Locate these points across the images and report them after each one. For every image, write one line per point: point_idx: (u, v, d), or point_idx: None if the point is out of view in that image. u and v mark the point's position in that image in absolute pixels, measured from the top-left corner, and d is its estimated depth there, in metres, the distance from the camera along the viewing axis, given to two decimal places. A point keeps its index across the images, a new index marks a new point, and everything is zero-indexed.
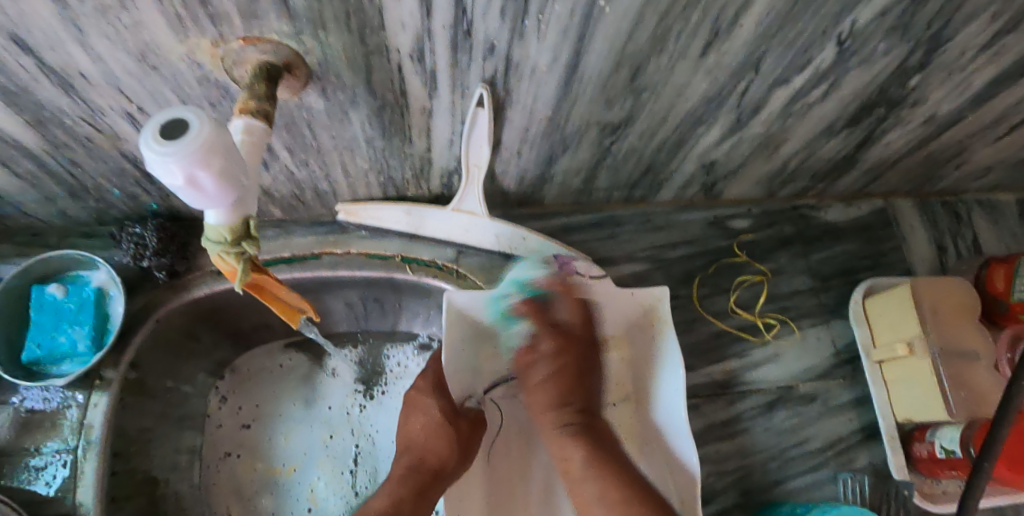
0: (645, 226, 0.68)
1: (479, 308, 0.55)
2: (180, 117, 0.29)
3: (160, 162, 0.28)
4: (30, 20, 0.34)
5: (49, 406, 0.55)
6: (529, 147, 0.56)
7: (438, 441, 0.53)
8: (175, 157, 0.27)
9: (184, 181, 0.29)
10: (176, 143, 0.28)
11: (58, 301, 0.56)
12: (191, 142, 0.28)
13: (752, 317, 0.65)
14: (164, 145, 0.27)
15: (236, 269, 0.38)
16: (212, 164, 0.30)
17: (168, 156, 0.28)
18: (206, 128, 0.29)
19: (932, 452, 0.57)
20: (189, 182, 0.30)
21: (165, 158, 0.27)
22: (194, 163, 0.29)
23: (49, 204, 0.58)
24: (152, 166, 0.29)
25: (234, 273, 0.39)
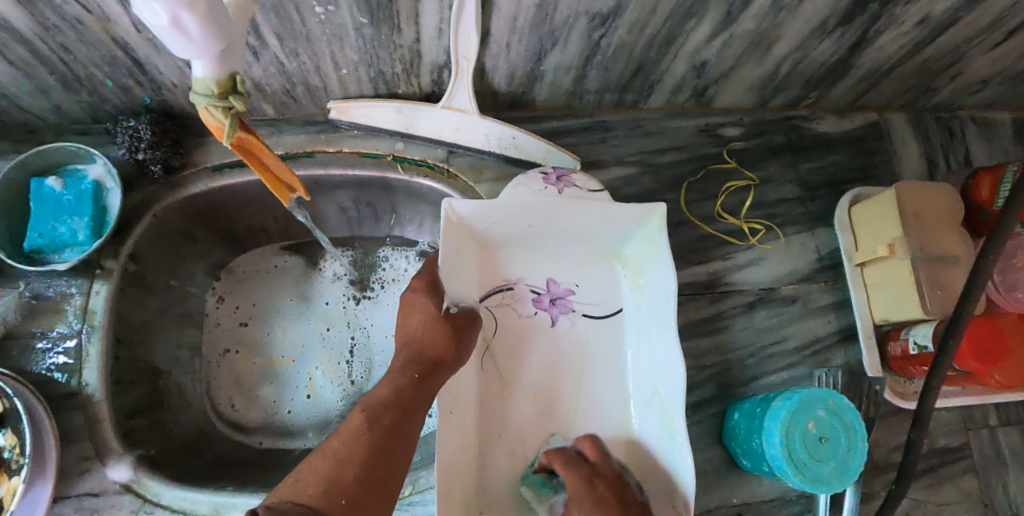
0: (635, 131, 0.67)
1: (475, 214, 0.58)
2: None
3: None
4: None
5: (53, 293, 0.57)
6: (519, 40, 0.56)
7: (438, 336, 0.52)
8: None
9: (169, 21, 0.30)
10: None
11: (56, 194, 0.58)
12: None
13: (737, 223, 0.66)
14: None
15: (224, 125, 0.38)
16: (196, 7, 0.30)
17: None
18: None
19: (905, 350, 0.59)
20: (173, 24, 0.30)
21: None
22: (177, 4, 0.29)
23: (44, 97, 0.59)
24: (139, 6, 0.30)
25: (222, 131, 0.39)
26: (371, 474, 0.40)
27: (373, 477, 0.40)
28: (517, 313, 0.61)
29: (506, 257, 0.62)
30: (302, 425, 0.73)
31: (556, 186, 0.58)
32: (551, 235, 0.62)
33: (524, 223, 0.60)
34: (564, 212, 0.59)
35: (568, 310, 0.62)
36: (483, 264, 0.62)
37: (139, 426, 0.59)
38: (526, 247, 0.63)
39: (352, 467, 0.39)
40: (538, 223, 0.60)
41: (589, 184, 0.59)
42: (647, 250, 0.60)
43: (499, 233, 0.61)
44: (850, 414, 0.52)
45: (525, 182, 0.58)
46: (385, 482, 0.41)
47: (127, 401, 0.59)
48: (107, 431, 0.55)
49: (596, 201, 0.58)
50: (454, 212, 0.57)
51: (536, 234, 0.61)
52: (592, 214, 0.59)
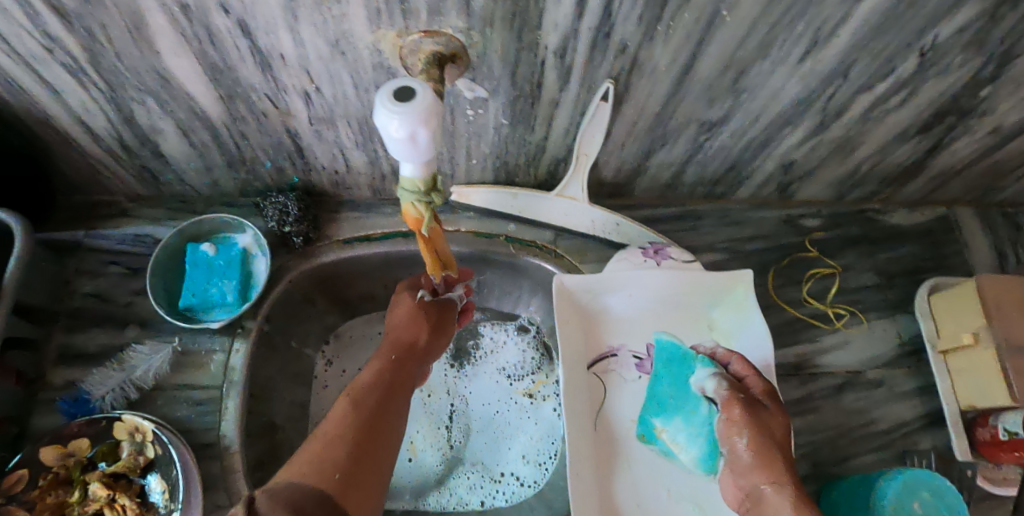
0: (723, 221, 0.73)
1: (584, 289, 0.63)
2: (409, 86, 0.39)
3: (390, 116, 0.38)
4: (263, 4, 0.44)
5: (199, 348, 0.63)
6: (634, 140, 0.63)
7: (412, 325, 0.61)
8: (404, 113, 0.37)
9: (406, 135, 0.39)
10: (407, 105, 0.38)
11: (210, 257, 0.64)
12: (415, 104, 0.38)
13: (823, 307, 0.70)
14: (399, 105, 0.38)
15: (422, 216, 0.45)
16: (428, 123, 0.39)
17: (398, 112, 0.38)
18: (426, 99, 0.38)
19: (995, 436, 0.61)
20: (409, 138, 0.39)
21: (396, 112, 0.37)
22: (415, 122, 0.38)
23: (206, 174, 0.67)
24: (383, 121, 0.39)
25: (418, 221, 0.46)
26: (357, 454, 0.43)
27: (360, 458, 0.43)
28: (621, 377, 0.65)
29: (609, 328, 0.66)
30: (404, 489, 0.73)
31: (655, 259, 0.64)
32: (650, 302, 0.66)
33: (625, 296, 0.65)
34: (664, 283, 0.64)
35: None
36: (589, 335, 0.65)
37: (260, 478, 0.63)
38: (627, 316, 0.66)
39: (338, 445, 0.43)
40: (641, 293, 0.65)
41: (683, 254, 0.64)
42: (740, 316, 0.65)
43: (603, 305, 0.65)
44: (952, 496, 0.54)
45: (626, 256, 0.63)
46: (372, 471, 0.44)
47: (253, 452, 0.63)
48: (239, 481, 0.59)
49: (693, 271, 0.63)
50: (564, 288, 0.63)
51: (636, 305, 0.66)
52: (688, 283, 0.64)
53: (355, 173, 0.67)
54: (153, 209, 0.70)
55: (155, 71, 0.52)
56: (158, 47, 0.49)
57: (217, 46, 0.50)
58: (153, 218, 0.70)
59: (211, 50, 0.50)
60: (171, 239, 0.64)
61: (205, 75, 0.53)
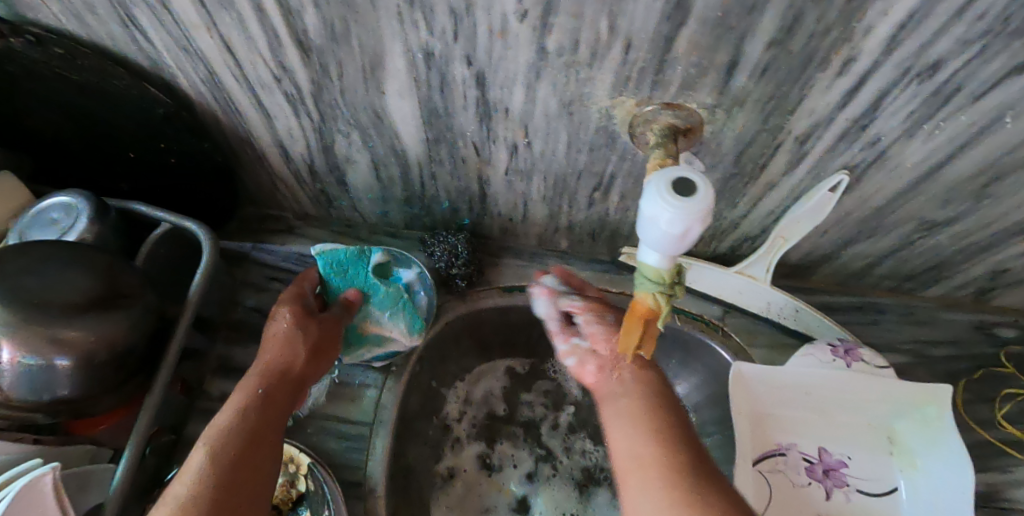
0: (907, 318, 0.67)
1: (762, 376, 0.59)
2: (689, 177, 0.33)
3: (662, 207, 0.33)
4: (513, 62, 0.43)
5: (352, 380, 0.63)
6: (839, 229, 0.58)
7: (326, 330, 0.53)
8: (682, 216, 0.32)
9: (679, 234, 0.34)
10: (691, 204, 0.33)
11: (365, 273, 0.59)
12: (700, 204, 0.33)
13: (1021, 434, 0.63)
14: (677, 201, 0.32)
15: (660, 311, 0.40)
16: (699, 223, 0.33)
17: (672, 206, 0.33)
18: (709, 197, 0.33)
19: None
20: (681, 238, 0.35)
21: (673, 210, 0.32)
22: (695, 224, 0.33)
23: (379, 204, 0.66)
24: (648, 203, 0.35)
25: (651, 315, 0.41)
26: (244, 460, 0.38)
27: (250, 465, 0.38)
28: (791, 482, 0.58)
29: (779, 423, 0.61)
30: None
31: (845, 359, 0.58)
32: (827, 401, 0.60)
33: (803, 392, 0.60)
34: (848, 385, 0.59)
35: (843, 484, 0.59)
36: (758, 427, 0.60)
37: None
38: (801, 412, 0.61)
39: (233, 441, 0.38)
40: (820, 391, 0.60)
41: (875, 357, 0.59)
42: (930, 434, 0.58)
43: (776, 397, 0.61)
44: None
45: (814, 352, 0.59)
46: (249, 506, 0.36)
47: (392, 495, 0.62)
48: None
49: (886, 378, 0.58)
50: (742, 375, 0.59)
51: (811, 401, 0.61)
52: (876, 389, 0.59)
53: (527, 222, 0.65)
54: (318, 230, 0.71)
55: (372, 110, 0.52)
56: (385, 90, 0.49)
57: (444, 95, 0.49)
58: (318, 239, 0.70)
59: (436, 97, 0.49)
60: (317, 253, 0.58)
61: (420, 118, 0.53)
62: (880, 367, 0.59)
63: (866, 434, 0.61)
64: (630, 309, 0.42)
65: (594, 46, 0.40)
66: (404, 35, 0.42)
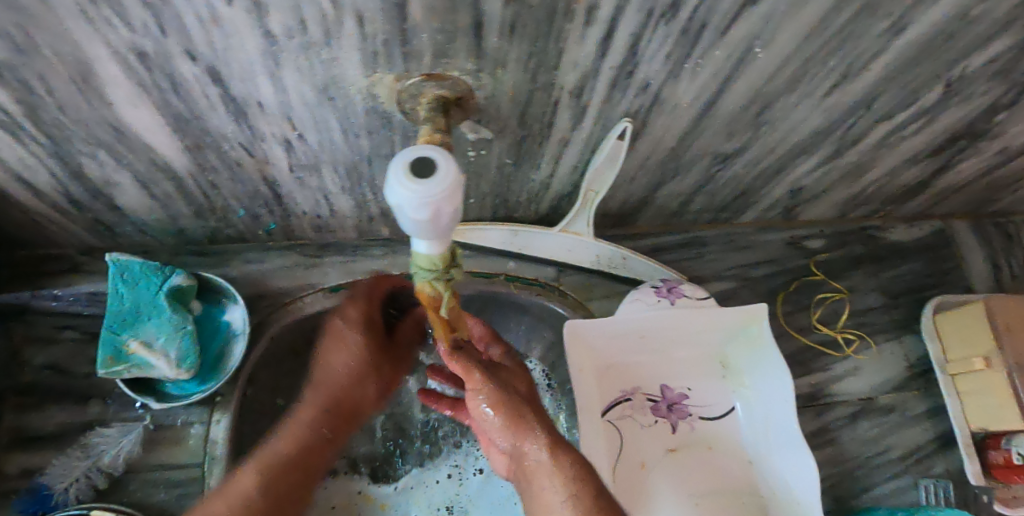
0: (729, 246, 0.73)
1: (597, 331, 0.59)
2: (435, 160, 0.32)
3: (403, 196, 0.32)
4: (238, 52, 0.38)
5: (174, 422, 0.57)
6: (644, 174, 0.59)
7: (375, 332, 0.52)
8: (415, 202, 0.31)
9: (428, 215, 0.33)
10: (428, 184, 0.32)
11: (155, 290, 0.56)
12: (438, 184, 0.32)
13: (833, 333, 0.70)
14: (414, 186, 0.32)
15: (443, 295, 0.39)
16: (447, 205, 0.32)
17: (412, 192, 0.32)
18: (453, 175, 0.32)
19: (1008, 459, 0.62)
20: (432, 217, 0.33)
21: (412, 197, 0.31)
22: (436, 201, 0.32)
23: (170, 223, 0.59)
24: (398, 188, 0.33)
25: (435, 300, 0.40)
26: (275, 489, 0.44)
27: (275, 492, 0.44)
28: (638, 423, 0.62)
29: (622, 370, 0.63)
30: None
31: (668, 298, 0.60)
32: (661, 343, 0.63)
33: (638, 337, 0.62)
34: (675, 322, 0.61)
35: (685, 414, 0.63)
36: (603, 379, 0.62)
37: None
38: (640, 357, 0.64)
39: (254, 487, 0.43)
40: (652, 334, 0.62)
41: (697, 291, 0.61)
42: (752, 354, 0.62)
43: (614, 347, 0.62)
44: None
45: (639, 297, 0.60)
46: None
47: None
48: None
49: (707, 309, 0.60)
50: (576, 333, 0.59)
51: (647, 345, 0.63)
52: (700, 322, 0.61)
53: (340, 216, 0.62)
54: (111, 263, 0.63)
55: (108, 124, 0.44)
56: (112, 99, 0.41)
57: (183, 97, 0.42)
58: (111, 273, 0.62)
59: (174, 100, 0.42)
60: (112, 260, 0.57)
61: (168, 125, 0.45)
62: (701, 300, 0.61)
63: (702, 364, 0.65)
64: (421, 298, 0.40)
65: (320, 23, 0.35)
66: (96, 37, 0.34)
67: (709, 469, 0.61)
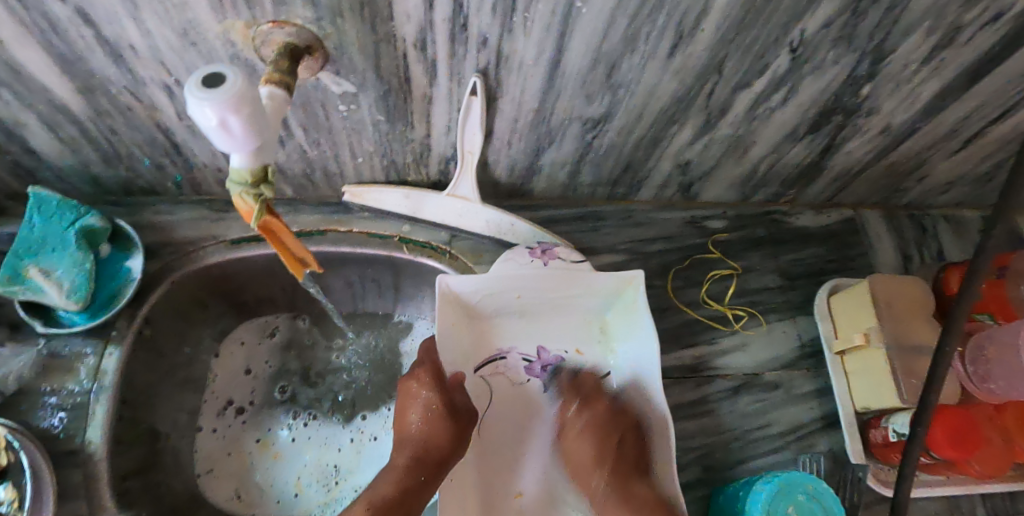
0: (626, 222, 0.74)
1: (469, 289, 0.62)
2: (225, 76, 0.34)
3: (198, 104, 0.33)
4: None
5: (69, 352, 0.60)
6: (519, 138, 0.62)
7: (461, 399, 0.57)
8: (198, 101, 0.33)
9: (217, 122, 0.34)
10: (213, 90, 0.33)
11: (66, 227, 0.61)
12: (223, 88, 0.33)
13: (721, 308, 0.70)
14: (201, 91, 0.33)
15: (253, 209, 0.43)
16: (240, 111, 0.34)
17: (206, 100, 0.33)
18: (237, 83, 0.34)
19: (886, 437, 0.61)
20: (220, 125, 0.34)
21: (196, 98, 0.33)
22: (224, 108, 0.34)
23: (84, 169, 0.65)
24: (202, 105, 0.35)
25: (250, 214, 0.44)
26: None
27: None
28: (510, 381, 0.63)
29: (498, 330, 0.65)
30: None
31: (542, 259, 0.62)
32: (538, 305, 0.65)
33: (514, 296, 0.63)
34: (550, 284, 0.63)
35: (559, 375, 0.64)
36: (477, 335, 0.64)
37: (134, 487, 0.60)
38: (518, 318, 0.65)
39: None
40: (529, 295, 0.64)
41: (572, 254, 0.63)
42: (627, 320, 0.64)
43: (492, 305, 0.64)
44: (830, 501, 0.54)
45: (513, 256, 0.62)
46: None
47: (125, 460, 0.60)
48: (104, 490, 0.56)
49: (580, 271, 0.62)
50: (449, 289, 0.61)
51: (525, 305, 0.64)
52: (576, 284, 0.63)
53: None
54: None
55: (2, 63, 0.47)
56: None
57: (62, 37, 0.45)
58: None
59: (56, 41, 0.46)
60: (33, 192, 0.61)
61: (57, 67, 0.49)
62: (575, 262, 0.63)
63: (581, 330, 0.66)
64: (240, 211, 0.44)
65: None
66: None
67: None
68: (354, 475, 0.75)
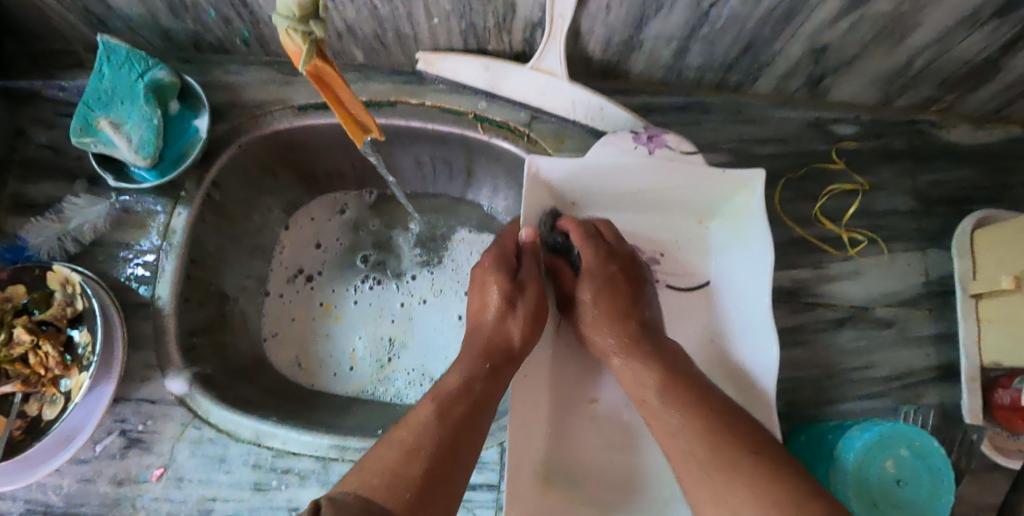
0: (734, 118, 0.63)
1: (560, 177, 0.54)
2: None
3: None
4: None
5: (141, 209, 0.61)
6: (622, 3, 0.51)
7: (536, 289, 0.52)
8: None
9: None
10: None
11: (135, 78, 0.58)
12: None
13: (836, 230, 0.60)
14: None
15: (302, 49, 0.39)
16: None
17: None
18: None
19: (1016, 399, 0.51)
20: None
21: None
22: None
23: (152, 20, 0.61)
24: None
25: (298, 56, 0.40)
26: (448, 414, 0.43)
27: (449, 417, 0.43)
28: None
29: None
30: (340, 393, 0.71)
31: (647, 146, 0.54)
32: (633, 200, 0.58)
33: (609, 187, 0.56)
34: (653, 178, 0.55)
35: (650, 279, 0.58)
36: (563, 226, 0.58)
37: (201, 344, 0.61)
38: (610, 211, 0.59)
39: (417, 461, 0.39)
40: (627, 188, 0.56)
41: (681, 144, 0.55)
42: (735, 226, 0.56)
43: (583, 194, 0.57)
44: (938, 459, 0.46)
45: (613, 141, 0.54)
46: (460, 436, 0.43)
47: (193, 317, 0.61)
48: (171, 342, 0.57)
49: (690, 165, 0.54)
50: (538, 176, 0.54)
51: (618, 198, 0.57)
52: (681, 181, 0.55)
53: None
54: None
55: None
56: None
57: None
58: None
59: None
60: (101, 41, 0.58)
61: None
62: (687, 155, 0.54)
63: (680, 233, 0.59)
64: (289, 53, 0.41)
65: None
66: None
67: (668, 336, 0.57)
68: (409, 353, 0.74)
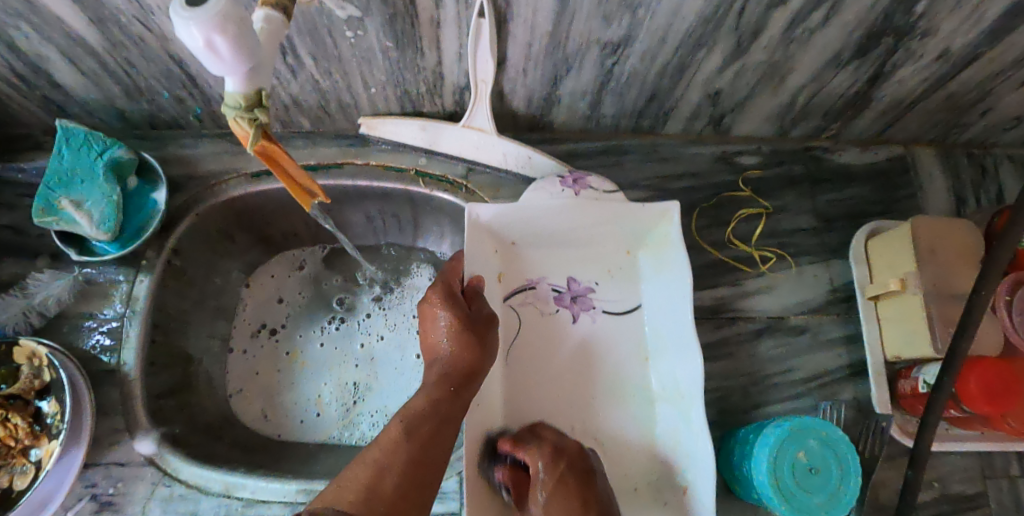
0: (651, 157, 0.71)
1: (497, 221, 0.60)
2: None
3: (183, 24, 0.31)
4: None
5: (104, 279, 0.64)
6: (535, 66, 0.58)
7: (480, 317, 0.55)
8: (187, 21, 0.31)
9: (203, 43, 0.32)
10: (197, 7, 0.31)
11: (95, 159, 0.62)
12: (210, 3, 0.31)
13: (748, 250, 0.67)
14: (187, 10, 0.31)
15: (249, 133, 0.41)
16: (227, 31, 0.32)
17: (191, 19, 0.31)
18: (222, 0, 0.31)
19: (915, 387, 0.58)
20: (207, 46, 0.32)
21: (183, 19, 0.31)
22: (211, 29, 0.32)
23: (109, 104, 0.66)
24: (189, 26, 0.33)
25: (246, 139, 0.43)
26: (417, 434, 0.44)
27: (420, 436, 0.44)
28: (540, 311, 0.63)
29: (528, 261, 0.65)
30: (309, 438, 0.74)
31: (573, 188, 0.60)
32: (566, 235, 0.63)
33: (542, 225, 0.62)
34: (580, 215, 0.61)
35: (588, 306, 0.64)
36: (507, 265, 0.64)
37: (167, 406, 0.63)
38: (546, 247, 0.65)
39: (391, 477, 0.40)
40: (559, 225, 0.62)
41: (602, 184, 0.61)
42: (659, 253, 0.62)
43: (520, 233, 0.63)
44: (842, 447, 0.51)
45: (543, 187, 0.60)
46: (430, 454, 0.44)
47: (159, 381, 0.63)
48: (137, 407, 0.59)
49: (612, 201, 0.60)
50: (477, 220, 0.60)
51: (552, 235, 0.63)
52: (606, 215, 0.61)
53: None
54: None
55: None
56: None
57: None
58: None
59: None
60: (60, 126, 0.62)
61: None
62: (608, 192, 0.61)
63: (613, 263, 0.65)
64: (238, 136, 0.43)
65: None
66: None
67: (611, 357, 0.62)
68: (374, 395, 0.77)
